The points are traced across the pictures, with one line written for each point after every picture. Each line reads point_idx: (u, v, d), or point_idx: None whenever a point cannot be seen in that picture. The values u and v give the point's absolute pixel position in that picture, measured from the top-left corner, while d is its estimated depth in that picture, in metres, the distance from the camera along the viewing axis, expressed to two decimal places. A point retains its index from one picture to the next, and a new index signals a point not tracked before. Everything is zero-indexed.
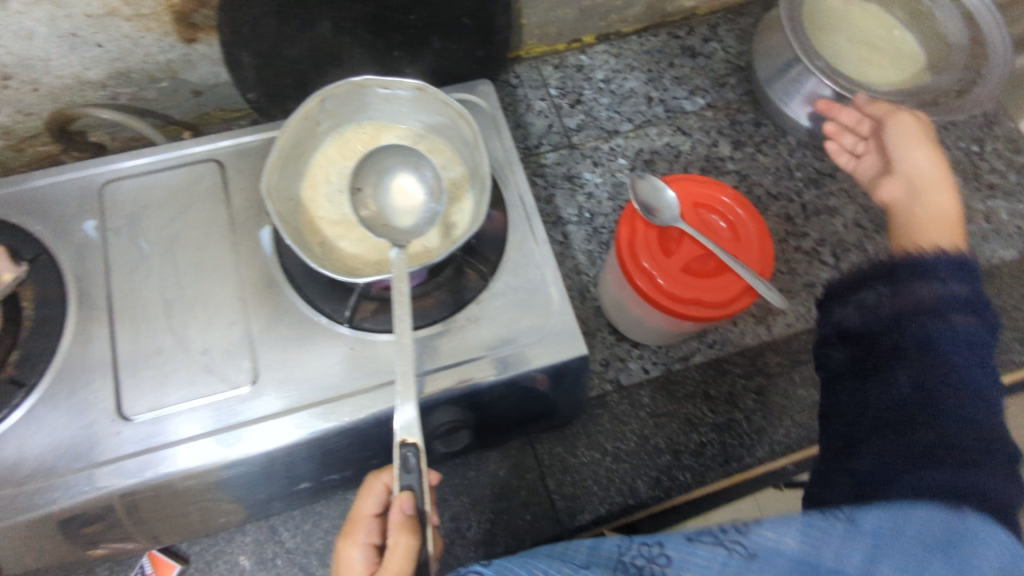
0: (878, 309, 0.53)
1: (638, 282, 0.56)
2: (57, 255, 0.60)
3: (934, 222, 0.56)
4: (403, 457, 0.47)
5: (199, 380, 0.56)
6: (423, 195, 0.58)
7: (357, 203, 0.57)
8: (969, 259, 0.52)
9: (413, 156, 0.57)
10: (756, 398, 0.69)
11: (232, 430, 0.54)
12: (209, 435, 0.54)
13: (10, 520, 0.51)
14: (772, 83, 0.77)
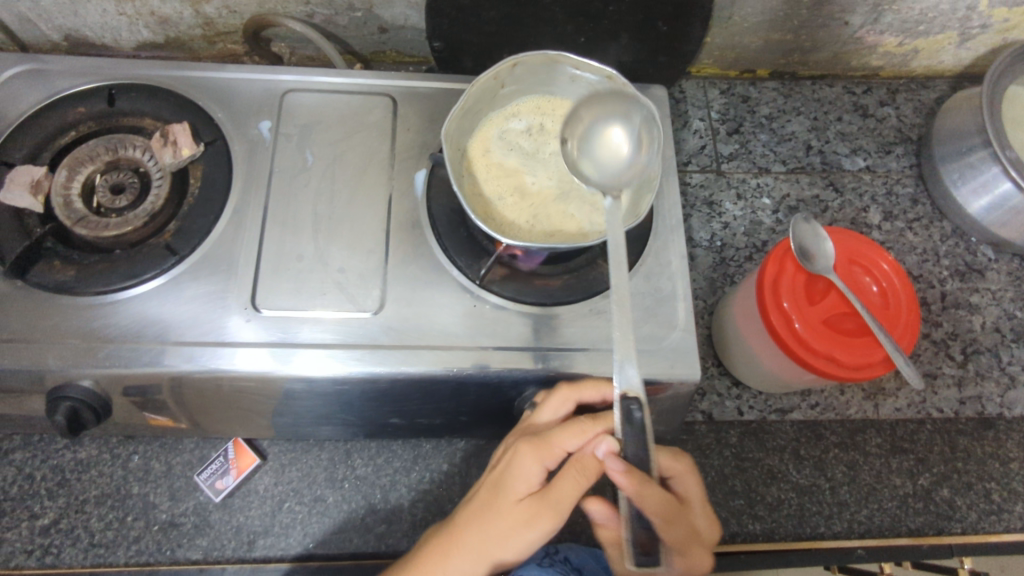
0: None
1: (773, 321, 0.55)
2: (231, 144, 0.63)
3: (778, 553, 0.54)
4: (626, 410, 0.47)
5: (327, 296, 0.58)
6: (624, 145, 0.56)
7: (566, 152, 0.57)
8: None
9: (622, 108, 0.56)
10: (846, 471, 0.67)
11: (286, 347, 0.55)
12: (265, 346, 0.55)
13: (131, 369, 0.54)
14: (946, 162, 0.75)
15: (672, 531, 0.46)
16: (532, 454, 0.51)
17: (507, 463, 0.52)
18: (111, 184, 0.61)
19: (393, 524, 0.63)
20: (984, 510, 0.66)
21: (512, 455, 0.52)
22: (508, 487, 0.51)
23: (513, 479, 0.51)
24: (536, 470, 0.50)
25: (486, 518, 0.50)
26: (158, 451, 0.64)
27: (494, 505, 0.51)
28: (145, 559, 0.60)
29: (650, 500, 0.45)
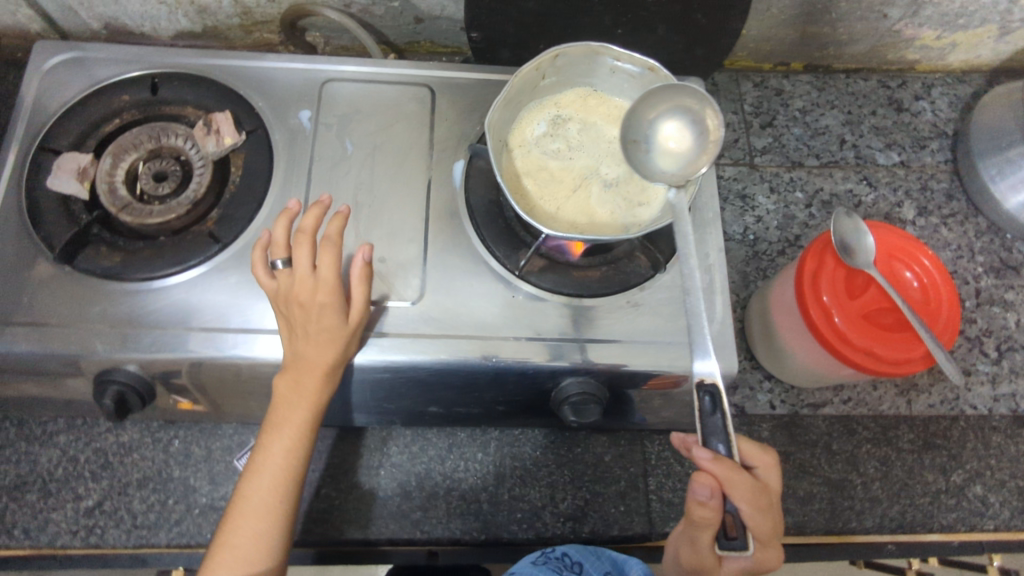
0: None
1: (811, 313, 0.56)
2: (272, 133, 0.64)
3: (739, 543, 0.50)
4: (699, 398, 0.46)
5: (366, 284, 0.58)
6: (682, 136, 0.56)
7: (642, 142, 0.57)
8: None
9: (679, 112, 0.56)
10: (878, 466, 0.67)
11: None
12: None
13: (176, 355, 0.55)
14: (984, 158, 0.74)
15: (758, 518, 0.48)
16: (317, 294, 0.53)
17: (296, 305, 0.53)
18: (153, 172, 0.61)
19: (428, 511, 0.64)
20: (1017, 508, 0.66)
21: (291, 301, 0.54)
22: (303, 331, 0.53)
23: (317, 324, 0.53)
24: (339, 319, 0.53)
25: (314, 370, 0.53)
26: (198, 435, 0.65)
27: (293, 347, 0.53)
28: (187, 541, 0.61)
29: (741, 488, 0.46)
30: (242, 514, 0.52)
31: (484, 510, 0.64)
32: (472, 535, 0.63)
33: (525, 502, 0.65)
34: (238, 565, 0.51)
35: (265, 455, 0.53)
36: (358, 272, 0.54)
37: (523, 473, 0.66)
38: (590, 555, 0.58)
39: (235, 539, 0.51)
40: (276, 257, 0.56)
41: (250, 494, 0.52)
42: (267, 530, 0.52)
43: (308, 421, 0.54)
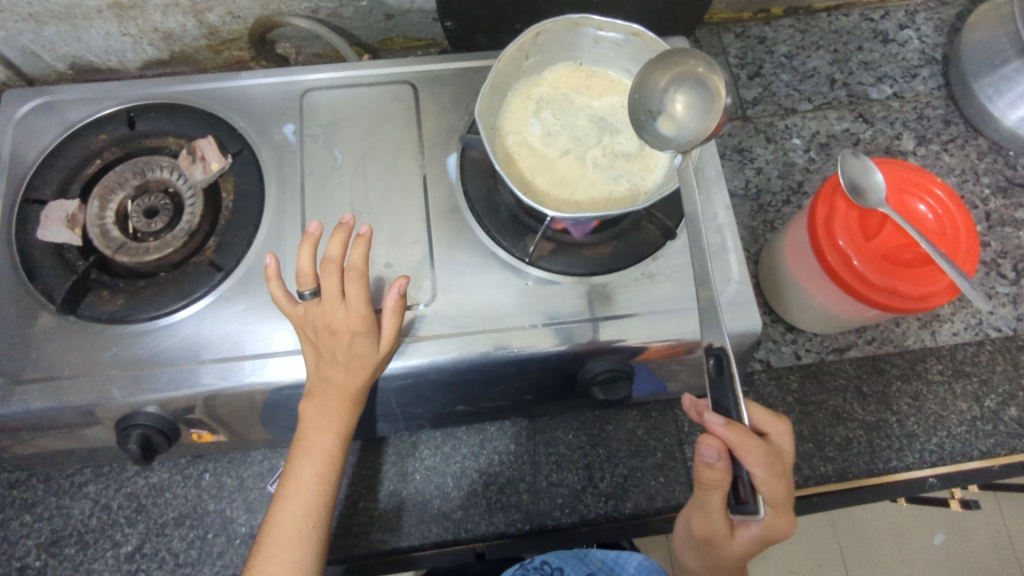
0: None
1: (829, 259, 0.55)
2: (259, 152, 0.62)
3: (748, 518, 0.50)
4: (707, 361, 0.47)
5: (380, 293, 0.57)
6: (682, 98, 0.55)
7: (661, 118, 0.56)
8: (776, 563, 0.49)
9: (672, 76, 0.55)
10: (911, 403, 0.67)
11: None
12: None
13: (195, 389, 0.54)
14: (979, 78, 0.73)
15: (773, 485, 0.46)
16: (347, 321, 0.52)
17: (325, 332, 0.52)
18: (144, 208, 0.61)
19: (468, 509, 0.64)
20: None
21: (320, 328, 0.53)
22: (331, 357, 0.52)
23: (347, 351, 0.52)
24: (370, 346, 0.52)
25: (342, 395, 0.52)
26: (228, 466, 0.65)
27: (320, 372, 0.53)
28: (232, 572, 0.61)
29: (752, 455, 0.45)
30: (277, 542, 0.52)
31: (525, 501, 0.64)
32: (516, 527, 0.63)
33: (565, 487, 0.64)
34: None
35: (295, 482, 0.53)
36: (389, 305, 0.52)
37: (558, 458, 0.65)
38: (574, 557, 0.62)
39: (271, 568, 0.51)
40: (304, 286, 0.54)
41: (283, 522, 0.52)
42: (304, 557, 0.52)
43: (335, 446, 0.54)
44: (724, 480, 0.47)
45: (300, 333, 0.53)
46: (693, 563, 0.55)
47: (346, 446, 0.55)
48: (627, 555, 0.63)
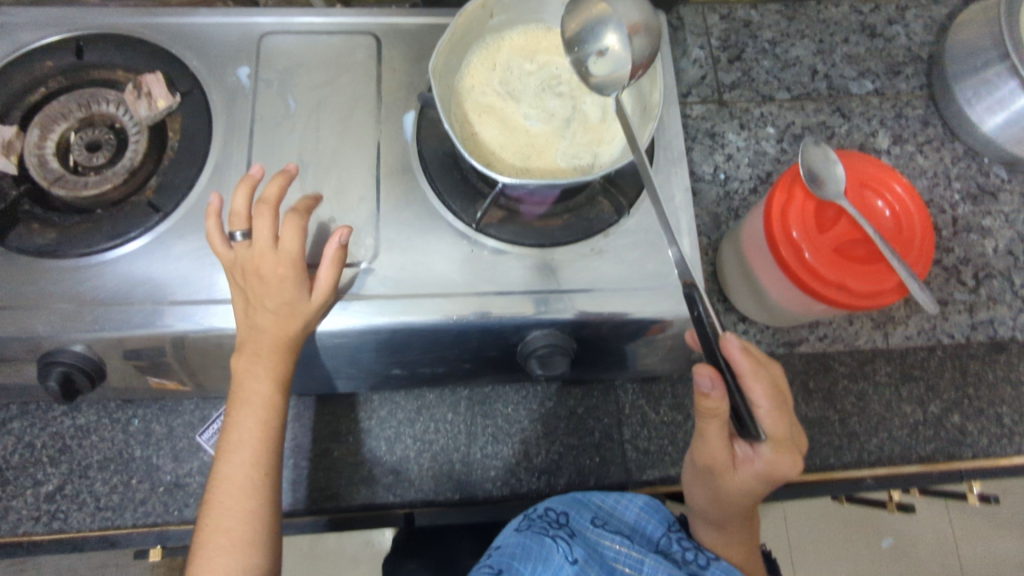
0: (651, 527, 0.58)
1: (781, 249, 0.54)
2: (209, 94, 0.60)
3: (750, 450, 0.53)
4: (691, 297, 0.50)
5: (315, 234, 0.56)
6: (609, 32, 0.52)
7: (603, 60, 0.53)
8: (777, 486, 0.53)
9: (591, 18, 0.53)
10: (855, 403, 0.66)
11: None
12: None
13: (121, 332, 0.53)
14: (959, 80, 0.71)
15: (772, 416, 0.51)
16: (278, 266, 0.51)
17: (254, 278, 0.51)
18: (87, 142, 0.59)
19: (399, 475, 0.63)
20: (996, 435, 0.66)
21: (250, 272, 0.52)
22: (261, 304, 0.51)
23: (276, 298, 0.51)
24: (302, 293, 0.51)
25: (274, 341, 0.51)
26: (158, 413, 0.64)
27: (250, 319, 0.51)
28: (154, 520, 0.61)
29: (757, 383, 0.50)
30: (225, 494, 0.51)
31: (457, 470, 0.63)
32: (447, 496, 0.62)
33: (499, 460, 0.64)
34: (233, 547, 0.49)
35: (239, 432, 0.52)
36: (328, 254, 0.51)
37: (496, 430, 0.65)
38: (575, 503, 0.59)
39: (226, 521, 0.50)
40: (236, 227, 0.53)
41: (230, 474, 0.51)
42: (257, 507, 0.51)
43: (274, 393, 0.52)
44: (721, 410, 0.51)
45: (231, 277, 0.52)
46: (699, 502, 0.58)
47: (285, 393, 0.54)
48: (629, 497, 0.59)
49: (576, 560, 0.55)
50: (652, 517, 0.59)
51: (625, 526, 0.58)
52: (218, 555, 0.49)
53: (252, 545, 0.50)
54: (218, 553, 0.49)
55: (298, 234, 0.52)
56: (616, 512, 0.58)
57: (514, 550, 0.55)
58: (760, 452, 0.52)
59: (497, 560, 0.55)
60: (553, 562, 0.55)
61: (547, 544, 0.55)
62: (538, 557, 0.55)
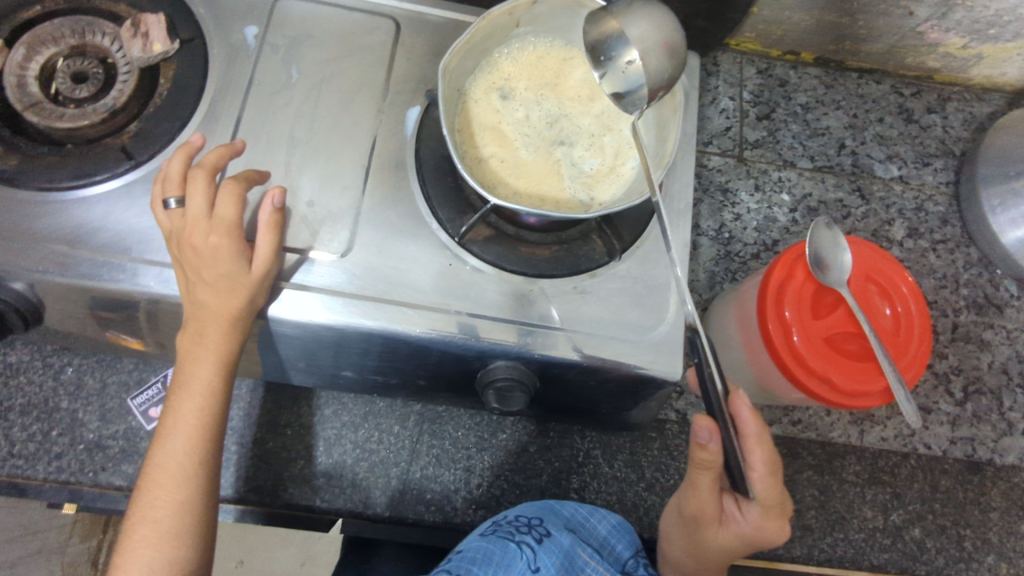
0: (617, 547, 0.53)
1: (770, 328, 0.51)
2: (210, 46, 0.57)
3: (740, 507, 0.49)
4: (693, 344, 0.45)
5: (254, 200, 0.53)
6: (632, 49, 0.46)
7: (627, 77, 0.48)
8: (757, 544, 0.49)
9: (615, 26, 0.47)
10: (817, 495, 0.63)
11: None
12: None
13: (68, 279, 0.49)
14: (988, 185, 0.69)
15: (766, 483, 0.47)
16: (212, 235, 0.48)
17: (187, 248, 0.48)
18: (73, 71, 0.55)
19: (331, 479, 0.60)
20: (953, 557, 0.63)
21: (183, 243, 0.48)
22: (197, 277, 0.48)
23: (213, 270, 0.48)
24: (239, 264, 0.48)
25: (218, 320, 0.48)
26: (95, 366, 0.61)
27: (192, 296, 0.48)
28: (66, 478, 0.58)
29: (758, 447, 0.47)
30: (154, 481, 0.47)
31: (392, 486, 0.60)
32: (376, 511, 0.60)
33: (437, 485, 0.61)
34: (161, 539, 0.46)
35: (174, 418, 0.48)
36: (264, 219, 0.49)
37: (441, 453, 0.62)
38: (547, 512, 0.53)
39: (153, 512, 0.46)
40: (170, 194, 0.50)
41: (162, 462, 0.47)
42: (189, 498, 0.47)
43: (215, 377, 0.49)
44: (715, 463, 0.47)
45: (168, 248, 0.49)
46: (675, 552, 0.53)
47: (228, 377, 0.50)
48: (602, 514, 0.55)
49: (539, 569, 0.48)
50: (622, 537, 0.54)
51: (593, 540, 0.53)
52: (141, 548, 0.45)
53: (180, 538, 0.46)
54: (142, 545, 0.45)
55: (233, 199, 0.49)
56: (586, 524, 0.54)
57: (474, 555, 0.48)
58: (750, 515, 0.49)
59: (455, 567, 0.48)
60: (515, 569, 0.47)
61: (510, 550, 0.48)
62: (500, 564, 0.48)
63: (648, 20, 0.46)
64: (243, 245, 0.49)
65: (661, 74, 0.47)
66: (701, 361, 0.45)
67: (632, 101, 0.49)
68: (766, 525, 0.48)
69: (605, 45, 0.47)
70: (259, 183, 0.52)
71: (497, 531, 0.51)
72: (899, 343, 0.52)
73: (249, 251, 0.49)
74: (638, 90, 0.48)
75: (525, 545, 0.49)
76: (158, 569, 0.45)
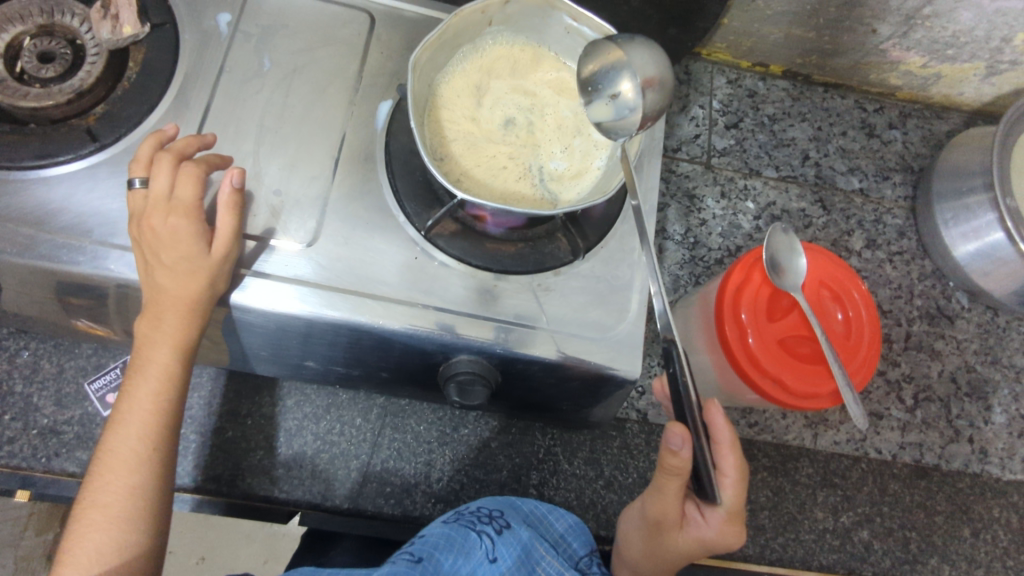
0: (573, 545, 0.53)
1: (726, 329, 0.52)
2: (182, 32, 0.57)
3: (705, 514, 0.50)
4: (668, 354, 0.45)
5: (215, 181, 0.53)
6: (626, 81, 0.48)
7: (616, 106, 0.49)
8: (719, 549, 0.50)
9: (614, 57, 0.48)
10: (770, 496, 0.65)
11: None
12: None
13: (27, 260, 0.49)
14: (943, 201, 0.71)
15: (735, 489, 0.48)
16: (171, 217, 0.48)
17: (146, 229, 0.48)
18: (39, 51, 0.54)
19: (291, 471, 0.60)
20: (899, 558, 0.65)
21: (142, 224, 0.48)
22: (156, 259, 0.48)
23: (173, 252, 0.48)
24: (199, 248, 0.48)
25: (176, 303, 0.48)
26: (52, 350, 0.60)
27: (151, 280, 0.48)
28: (17, 463, 0.57)
29: (730, 453, 0.49)
30: (106, 467, 0.46)
31: (352, 478, 0.60)
32: (335, 502, 0.59)
33: (398, 477, 0.61)
34: (111, 524, 0.45)
35: (129, 401, 0.48)
36: (224, 199, 0.49)
37: (402, 446, 0.62)
38: (508, 506, 0.54)
39: (103, 496, 0.46)
40: (135, 173, 0.50)
41: (114, 446, 0.47)
42: (140, 483, 0.47)
43: (172, 362, 0.49)
44: (684, 470, 0.47)
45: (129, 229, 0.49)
46: (632, 554, 0.53)
47: (187, 363, 0.50)
48: (560, 512, 0.55)
49: (497, 560, 0.48)
50: (578, 535, 0.54)
51: (551, 536, 0.54)
52: (92, 532, 0.45)
53: (130, 524, 0.46)
54: (91, 530, 0.45)
55: (194, 181, 0.50)
56: (544, 520, 0.54)
57: (438, 540, 0.49)
58: (713, 521, 0.49)
59: (418, 549, 0.48)
60: (473, 558, 0.48)
61: (471, 539, 0.49)
62: (460, 551, 0.48)
63: (647, 53, 0.47)
64: (203, 228, 0.49)
65: (651, 109, 0.48)
66: (678, 371, 0.45)
67: (616, 130, 0.50)
68: (730, 531, 0.49)
69: (599, 73, 0.49)
70: (221, 167, 0.52)
71: (459, 518, 0.52)
72: (849, 349, 0.53)
73: (210, 234, 0.49)
74: (625, 120, 0.49)
75: (482, 537, 0.49)
76: (106, 553, 0.45)
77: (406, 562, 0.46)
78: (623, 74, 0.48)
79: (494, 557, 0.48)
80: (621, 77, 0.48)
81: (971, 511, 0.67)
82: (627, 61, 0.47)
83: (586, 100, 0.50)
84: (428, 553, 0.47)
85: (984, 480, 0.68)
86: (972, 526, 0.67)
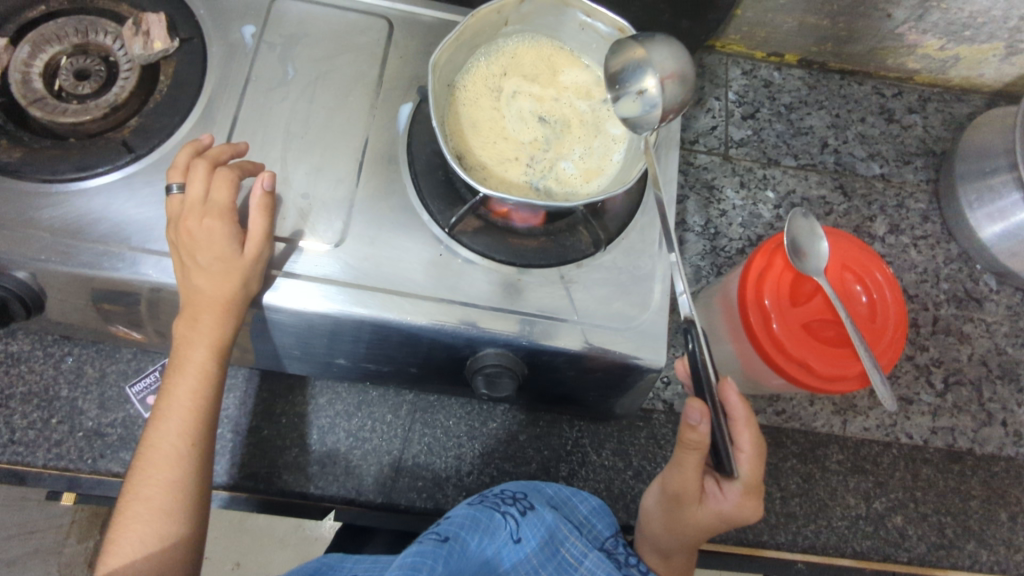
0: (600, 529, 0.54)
1: (750, 315, 0.53)
2: (209, 46, 0.59)
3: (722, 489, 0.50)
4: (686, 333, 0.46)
5: (248, 188, 0.55)
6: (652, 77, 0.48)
7: (643, 102, 0.50)
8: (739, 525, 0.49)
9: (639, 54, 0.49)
10: (800, 483, 0.64)
11: None
12: None
13: (71, 268, 0.51)
14: (966, 182, 0.70)
15: (751, 464, 0.49)
16: (206, 219, 0.50)
17: (183, 231, 0.50)
18: (75, 68, 0.57)
19: (325, 467, 0.61)
20: (934, 543, 0.64)
21: (179, 227, 0.50)
22: (193, 260, 0.50)
23: (209, 253, 0.50)
24: (233, 249, 0.50)
25: (212, 303, 0.49)
26: (94, 356, 0.62)
27: (187, 280, 0.50)
28: (65, 464, 0.59)
29: (746, 430, 0.49)
30: (148, 461, 0.48)
31: (384, 473, 0.62)
32: (368, 497, 0.61)
33: (429, 471, 0.62)
34: (154, 515, 0.47)
35: (169, 398, 0.50)
36: (256, 202, 0.51)
37: (431, 442, 0.63)
38: (531, 489, 0.55)
39: (145, 490, 0.48)
40: (173, 179, 0.52)
41: (156, 442, 0.49)
42: (182, 477, 0.48)
43: (207, 360, 0.50)
44: (703, 445, 0.47)
45: (167, 234, 0.51)
46: (653, 531, 0.54)
47: (223, 361, 0.52)
48: (584, 495, 0.56)
49: (521, 541, 0.50)
50: (602, 518, 0.55)
51: (575, 518, 0.54)
52: (135, 523, 0.47)
53: (173, 515, 0.48)
54: (135, 521, 0.47)
55: (227, 185, 0.51)
56: (567, 503, 0.55)
57: (463, 521, 0.49)
58: (730, 494, 0.49)
59: (444, 530, 0.48)
60: (498, 538, 0.50)
61: (495, 519, 0.50)
62: (485, 531, 0.49)
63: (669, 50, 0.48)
64: (236, 228, 0.51)
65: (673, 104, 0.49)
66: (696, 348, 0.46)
67: (641, 125, 0.51)
68: (747, 507, 0.49)
69: (624, 71, 0.50)
70: (253, 173, 0.54)
71: (483, 500, 0.53)
72: (874, 331, 0.53)
73: (243, 235, 0.51)
74: (650, 115, 0.50)
75: (505, 519, 0.51)
76: (151, 544, 0.47)
77: (433, 541, 0.46)
78: (647, 71, 0.49)
79: (517, 539, 0.50)
80: (644, 74, 0.49)
81: (1008, 496, 0.66)
82: (649, 59, 0.48)
83: (614, 97, 0.51)
84: (455, 534, 0.48)
85: (1020, 464, 0.67)
86: (1009, 510, 0.66)
